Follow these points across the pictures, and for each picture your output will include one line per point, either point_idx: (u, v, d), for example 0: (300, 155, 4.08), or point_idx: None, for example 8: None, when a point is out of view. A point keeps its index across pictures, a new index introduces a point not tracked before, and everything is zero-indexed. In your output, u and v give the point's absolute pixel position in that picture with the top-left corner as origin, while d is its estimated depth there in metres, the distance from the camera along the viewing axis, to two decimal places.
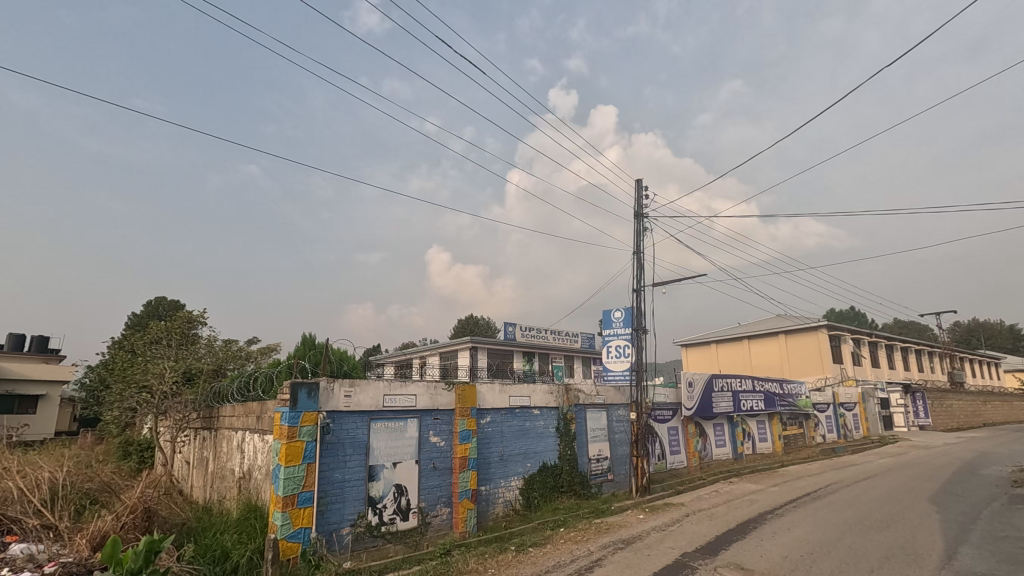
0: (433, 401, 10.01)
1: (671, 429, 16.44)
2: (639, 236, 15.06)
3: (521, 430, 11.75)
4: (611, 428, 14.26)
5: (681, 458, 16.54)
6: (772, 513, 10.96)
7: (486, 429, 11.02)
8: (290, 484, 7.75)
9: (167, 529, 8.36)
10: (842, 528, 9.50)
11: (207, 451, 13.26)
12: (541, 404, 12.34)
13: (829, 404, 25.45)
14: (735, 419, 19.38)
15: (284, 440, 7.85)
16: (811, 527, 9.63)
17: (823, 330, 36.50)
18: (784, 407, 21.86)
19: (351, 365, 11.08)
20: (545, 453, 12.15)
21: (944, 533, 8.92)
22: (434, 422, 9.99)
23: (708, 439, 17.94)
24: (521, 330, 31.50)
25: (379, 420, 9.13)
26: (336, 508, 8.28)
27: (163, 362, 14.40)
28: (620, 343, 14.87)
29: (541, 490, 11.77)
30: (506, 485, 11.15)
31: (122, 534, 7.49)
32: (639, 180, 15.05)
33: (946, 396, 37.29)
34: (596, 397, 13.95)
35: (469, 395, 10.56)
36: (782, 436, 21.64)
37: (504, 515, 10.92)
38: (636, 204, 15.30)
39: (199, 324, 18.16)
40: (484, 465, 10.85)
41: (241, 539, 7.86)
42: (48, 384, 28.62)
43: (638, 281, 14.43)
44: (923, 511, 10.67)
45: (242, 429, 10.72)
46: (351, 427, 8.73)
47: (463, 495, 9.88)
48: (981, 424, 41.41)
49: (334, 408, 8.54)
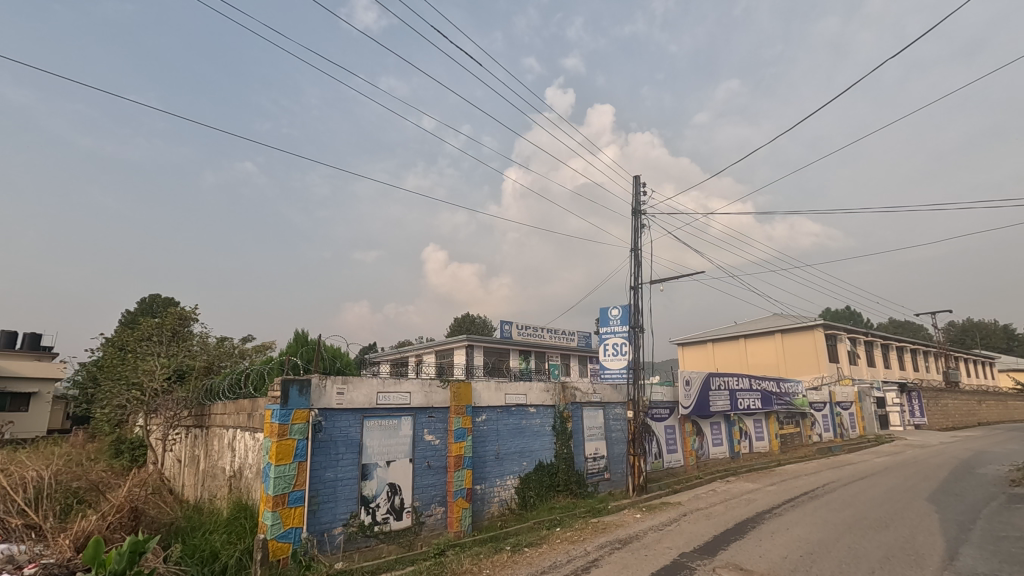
0: (427, 399, 9.86)
1: (668, 428, 16.35)
2: (637, 233, 14.93)
3: (516, 428, 11.60)
4: (607, 427, 14.13)
5: (678, 457, 16.42)
6: (770, 512, 10.84)
7: (481, 427, 10.87)
8: (281, 483, 7.59)
9: (155, 529, 8.19)
10: (842, 528, 9.38)
11: (198, 449, 13.09)
12: (537, 403, 12.20)
13: (826, 403, 25.43)
14: (732, 418, 19.30)
15: (274, 438, 7.69)
16: (809, 527, 9.52)
17: (820, 330, 36.51)
18: (781, 406, 21.81)
19: (345, 361, 11.01)
20: (541, 452, 12.02)
21: (944, 533, 8.81)
22: (428, 420, 9.84)
23: (705, 438, 17.83)
24: (518, 329, 31.41)
25: (372, 418, 8.97)
26: (327, 508, 8.12)
27: (154, 359, 14.18)
28: (616, 341, 14.70)
29: (537, 489, 11.63)
30: (501, 484, 11.00)
31: (107, 534, 7.31)
32: (638, 177, 14.91)
33: (941, 395, 37.33)
34: (592, 395, 13.83)
35: (464, 393, 10.39)
36: (779, 435, 21.59)
37: (499, 514, 10.78)
38: (635, 201, 15.16)
39: (191, 320, 17.95)
40: (479, 463, 10.70)
41: (230, 540, 7.71)
42: (39, 381, 28.33)
43: (636, 279, 14.29)
44: (922, 511, 10.57)
45: (234, 427, 10.55)
46: (344, 425, 8.57)
47: (457, 494, 9.73)
48: (976, 423, 41.49)
49: (327, 405, 8.38)
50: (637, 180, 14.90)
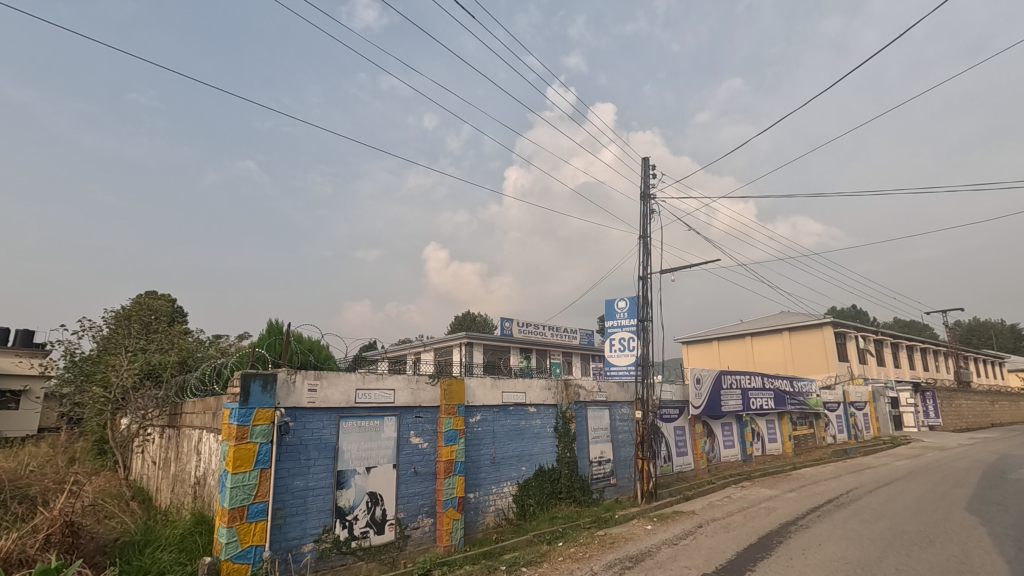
0: (414, 397, 8.79)
1: (677, 429, 15.28)
2: (646, 219, 13.85)
3: (515, 430, 10.55)
4: (614, 428, 13.05)
5: (688, 461, 15.35)
6: (797, 524, 9.76)
7: (475, 429, 9.80)
8: (239, 495, 6.52)
9: (98, 544, 7.14)
10: (882, 545, 8.29)
11: (171, 451, 11.99)
12: (537, 403, 11.14)
13: (840, 403, 24.33)
14: (744, 418, 18.24)
15: (232, 442, 6.62)
16: (844, 543, 8.42)
17: (829, 327, 35.41)
18: (795, 406, 20.71)
19: (322, 355, 9.93)
20: (541, 456, 10.94)
21: (1003, 552, 7.74)
22: (415, 421, 8.77)
23: (716, 440, 16.76)
24: (518, 326, 30.42)
25: (350, 419, 7.91)
26: (295, 522, 7.07)
27: (120, 353, 12.86)
28: (623, 336, 13.70)
29: (537, 497, 10.58)
30: (498, 492, 9.94)
31: (31, 554, 6.24)
32: (648, 159, 13.82)
33: (954, 396, 36.17)
34: (597, 394, 12.75)
35: (457, 391, 9.35)
36: (792, 436, 20.53)
37: (495, 526, 9.71)
38: (643, 184, 14.07)
39: (164, 313, 16.59)
40: (473, 469, 9.63)
41: (180, 561, 6.76)
42: (30, 377, 27.42)
43: (644, 268, 13.20)
44: (966, 524, 9.50)
45: (201, 428, 9.48)
46: (316, 425, 7.51)
47: (447, 504, 8.67)
48: (989, 425, 40.29)
49: (296, 404, 7.32)
50: (645, 162, 13.83)
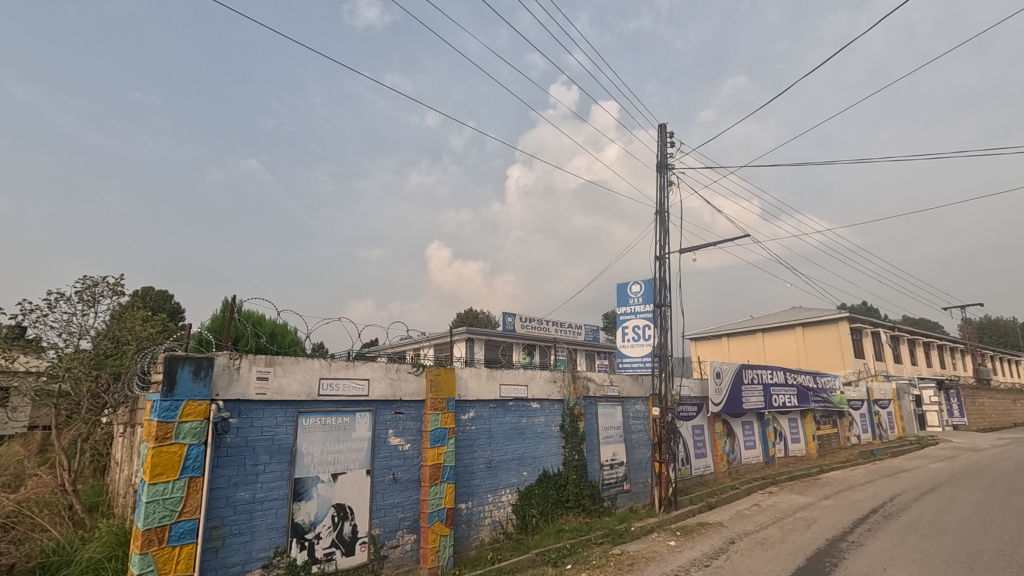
0: (393, 389, 7.34)
1: (695, 428, 13.80)
2: (663, 191, 12.36)
3: (515, 429, 9.10)
4: (627, 427, 11.57)
5: (708, 463, 13.89)
6: (847, 541, 8.27)
7: (468, 428, 8.36)
8: (158, 512, 5.09)
9: None
10: (962, 571, 6.79)
11: (127, 451, 10.36)
12: (540, 397, 9.68)
13: (863, 401, 22.78)
14: (766, 416, 16.75)
15: (151, 444, 5.20)
16: (915, 568, 6.90)
17: (845, 321, 33.78)
18: (819, 403, 19.21)
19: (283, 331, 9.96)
20: (545, 459, 9.49)
21: None
22: (394, 418, 7.32)
23: (737, 440, 15.29)
24: (521, 321, 29.09)
25: (313, 415, 6.46)
26: (237, 544, 5.63)
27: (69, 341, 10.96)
28: (638, 324, 12.27)
29: (541, 507, 9.13)
30: (495, 501, 8.50)
31: None
32: (665, 125, 12.32)
33: (977, 394, 34.43)
34: (608, 388, 11.29)
35: (445, 383, 7.90)
36: (816, 436, 19.04)
37: (491, 542, 8.27)
38: (659, 154, 12.57)
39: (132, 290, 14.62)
40: (465, 475, 8.18)
41: None
42: None
43: (661, 246, 11.71)
44: None
45: None
46: (267, 422, 6.07)
47: (433, 518, 7.25)
48: (1012, 424, 38.56)
49: (241, 395, 5.88)
50: (662, 128, 12.32)
